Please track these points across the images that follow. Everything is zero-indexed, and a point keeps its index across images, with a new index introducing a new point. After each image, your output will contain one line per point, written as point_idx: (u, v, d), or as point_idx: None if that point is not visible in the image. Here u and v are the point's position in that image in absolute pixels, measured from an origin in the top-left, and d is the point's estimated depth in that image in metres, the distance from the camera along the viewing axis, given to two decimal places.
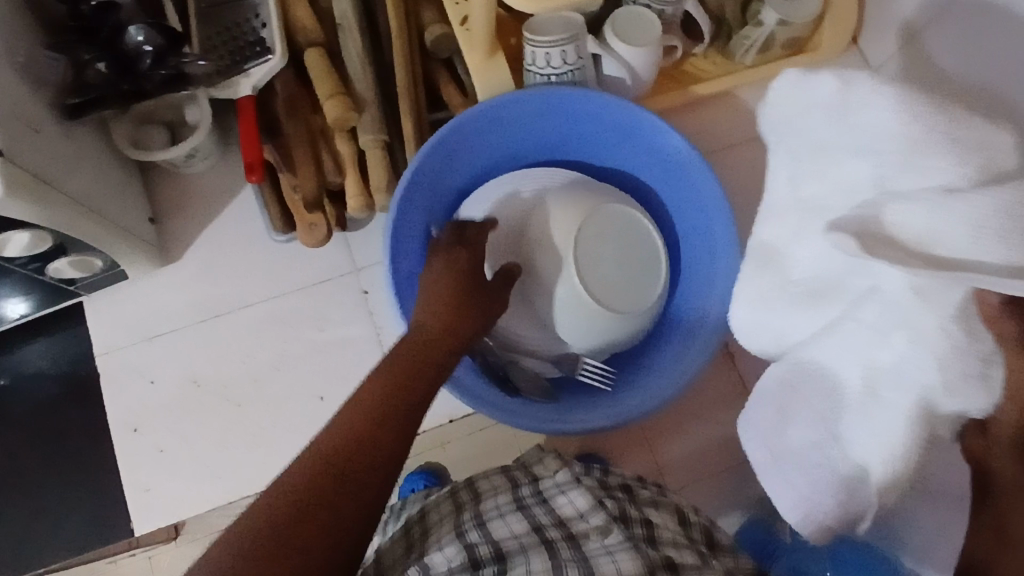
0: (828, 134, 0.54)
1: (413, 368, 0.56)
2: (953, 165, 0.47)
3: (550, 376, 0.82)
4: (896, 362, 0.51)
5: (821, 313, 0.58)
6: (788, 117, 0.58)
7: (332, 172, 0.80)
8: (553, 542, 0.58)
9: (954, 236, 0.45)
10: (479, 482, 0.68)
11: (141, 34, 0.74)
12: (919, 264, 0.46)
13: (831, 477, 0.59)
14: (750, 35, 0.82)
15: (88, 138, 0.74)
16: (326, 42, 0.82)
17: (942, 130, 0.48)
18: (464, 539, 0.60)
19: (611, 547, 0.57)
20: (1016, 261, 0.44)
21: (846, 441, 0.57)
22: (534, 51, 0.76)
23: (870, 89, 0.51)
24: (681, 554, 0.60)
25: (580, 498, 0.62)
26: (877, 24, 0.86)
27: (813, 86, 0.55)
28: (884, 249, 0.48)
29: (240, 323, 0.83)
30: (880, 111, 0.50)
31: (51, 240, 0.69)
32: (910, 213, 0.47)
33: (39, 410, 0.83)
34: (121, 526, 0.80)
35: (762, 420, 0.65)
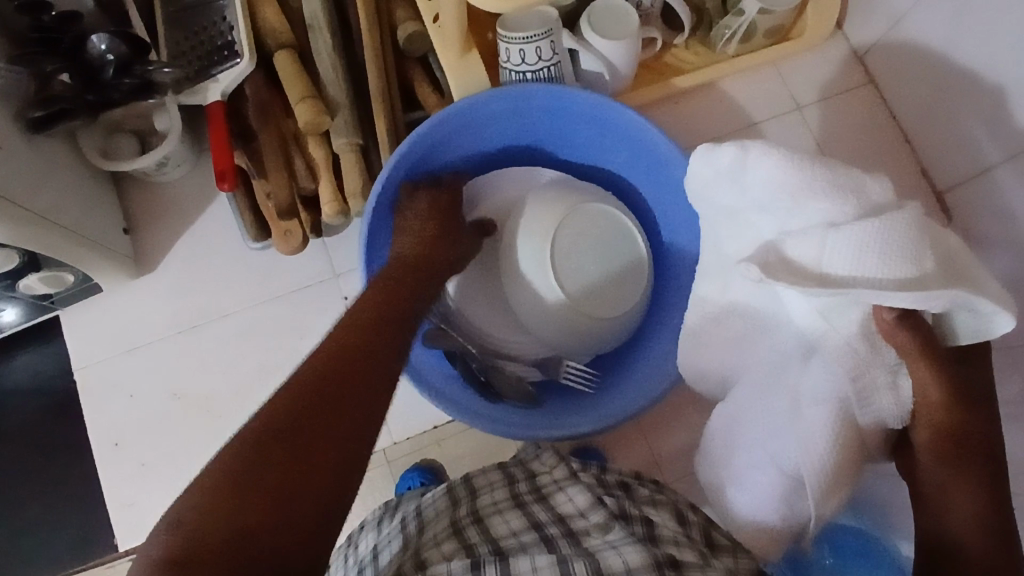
0: (726, 196, 0.63)
1: (386, 313, 0.59)
2: (831, 205, 0.56)
3: (534, 380, 0.80)
4: (812, 378, 0.59)
5: (753, 343, 0.65)
6: (697, 188, 0.66)
7: (305, 177, 0.79)
8: (553, 539, 0.56)
9: (838, 260, 0.54)
10: (476, 478, 0.66)
11: (103, 42, 0.73)
12: (811, 284, 0.55)
13: (776, 490, 0.61)
14: (731, 24, 0.79)
15: (55, 150, 0.73)
16: (297, 44, 0.80)
17: (820, 180, 0.57)
18: (463, 538, 0.57)
19: (615, 541, 0.55)
20: (895, 273, 0.52)
21: (782, 457, 0.60)
22: (508, 48, 0.74)
23: (761, 155, 0.59)
24: (682, 552, 0.56)
25: (579, 495, 0.61)
26: (862, 9, 0.83)
27: (717, 153, 0.62)
28: (784, 273, 0.56)
29: (221, 333, 0.82)
30: (774, 165, 0.59)
31: (19, 257, 0.68)
32: (802, 245, 0.56)
33: (20, 426, 0.82)
34: (106, 542, 0.79)
35: (715, 442, 0.68)
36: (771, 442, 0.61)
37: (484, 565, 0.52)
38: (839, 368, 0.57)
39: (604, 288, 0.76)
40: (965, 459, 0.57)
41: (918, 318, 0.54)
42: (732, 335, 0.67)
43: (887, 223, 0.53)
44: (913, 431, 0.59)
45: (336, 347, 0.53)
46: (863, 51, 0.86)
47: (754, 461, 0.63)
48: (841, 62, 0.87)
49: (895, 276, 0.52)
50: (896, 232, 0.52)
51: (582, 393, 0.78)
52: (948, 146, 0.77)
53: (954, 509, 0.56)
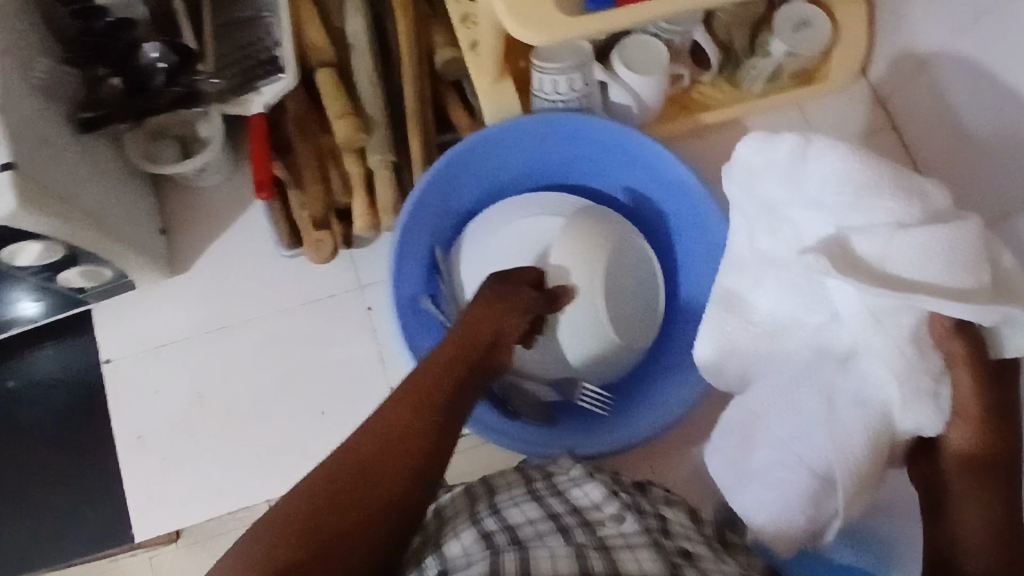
0: (772, 192, 0.62)
1: (422, 416, 0.58)
2: (894, 205, 0.55)
3: (549, 400, 0.82)
4: (855, 382, 0.58)
5: (781, 345, 0.64)
6: (744, 176, 0.64)
7: (340, 191, 0.82)
8: (568, 528, 0.61)
9: (904, 258, 0.53)
10: (494, 478, 0.70)
11: (156, 51, 0.76)
12: (878, 284, 0.53)
13: (801, 489, 0.61)
14: (758, 65, 0.83)
15: (101, 152, 0.76)
16: (338, 62, 0.83)
17: (882, 181, 0.56)
18: (480, 527, 0.61)
19: (629, 539, 0.59)
20: (954, 281, 0.52)
21: (812, 456, 0.60)
22: (541, 77, 0.77)
23: (825, 146, 0.58)
24: (694, 545, 0.62)
25: (595, 490, 0.66)
26: (888, 55, 0.85)
27: (773, 143, 0.61)
28: (847, 265, 0.54)
29: (247, 336, 0.84)
30: (833, 157, 0.58)
31: (62, 251, 0.71)
32: (870, 242, 0.55)
33: (48, 415, 0.85)
34: (124, 534, 0.81)
35: (724, 447, 0.66)
36: (802, 442, 0.61)
37: (505, 557, 0.55)
38: (885, 366, 0.56)
39: (634, 319, 0.79)
40: (996, 473, 0.53)
41: (971, 328, 0.53)
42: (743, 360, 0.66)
43: (953, 231, 0.52)
44: (948, 429, 0.54)
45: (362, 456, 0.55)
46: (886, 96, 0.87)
47: (779, 462, 0.62)
48: (863, 106, 0.88)
49: (956, 285, 0.51)
50: (960, 240, 0.52)
51: (598, 415, 0.80)
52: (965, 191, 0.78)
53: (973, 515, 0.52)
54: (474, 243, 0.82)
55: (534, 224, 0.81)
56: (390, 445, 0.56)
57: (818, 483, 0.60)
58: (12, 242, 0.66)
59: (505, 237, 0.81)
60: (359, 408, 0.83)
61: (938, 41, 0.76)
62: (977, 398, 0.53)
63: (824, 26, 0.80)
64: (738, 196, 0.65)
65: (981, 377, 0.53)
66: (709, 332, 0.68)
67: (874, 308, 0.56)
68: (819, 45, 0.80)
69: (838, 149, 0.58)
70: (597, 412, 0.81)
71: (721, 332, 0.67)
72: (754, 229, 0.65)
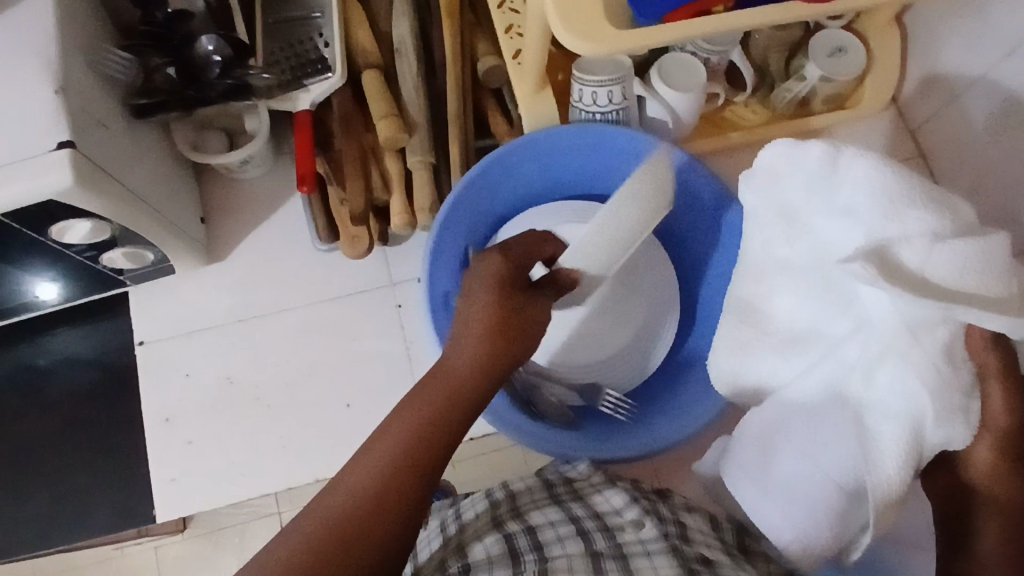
0: (798, 198, 0.64)
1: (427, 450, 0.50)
2: (925, 215, 0.57)
3: (573, 404, 0.83)
4: (882, 395, 0.58)
5: (805, 356, 0.64)
6: (772, 180, 0.66)
7: (379, 190, 0.83)
8: (589, 532, 0.63)
9: (945, 271, 0.54)
10: (514, 484, 0.71)
11: (211, 43, 0.79)
12: (917, 291, 0.53)
13: (830, 504, 0.62)
14: (792, 88, 0.85)
15: (149, 138, 0.78)
16: (383, 64, 0.86)
17: (912, 192, 0.58)
18: (504, 530, 0.64)
19: (649, 548, 0.61)
20: (990, 291, 0.53)
21: (838, 469, 0.61)
22: (582, 89, 0.78)
23: (853, 154, 0.61)
24: (713, 552, 0.64)
25: (616, 496, 0.68)
26: (920, 82, 0.86)
27: (799, 153, 0.63)
28: (893, 275, 0.54)
29: (278, 325, 0.86)
30: (867, 164, 0.60)
31: (109, 231, 0.72)
32: (910, 251, 0.55)
33: (77, 394, 0.87)
34: (144, 514, 0.82)
35: (745, 462, 0.68)
36: (829, 456, 0.61)
37: None
38: (902, 386, 0.56)
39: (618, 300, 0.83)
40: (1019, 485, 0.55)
41: (1002, 339, 0.55)
42: (761, 373, 0.68)
43: (987, 243, 0.54)
44: (975, 444, 0.56)
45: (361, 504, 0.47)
46: (915, 125, 0.89)
47: (807, 477, 0.63)
48: (890, 135, 0.90)
49: (990, 295, 0.53)
50: (986, 255, 0.54)
51: (620, 421, 0.81)
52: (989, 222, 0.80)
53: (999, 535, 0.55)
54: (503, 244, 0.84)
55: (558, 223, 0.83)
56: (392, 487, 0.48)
57: (843, 497, 0.61)
58: (63, 219, 0.67)
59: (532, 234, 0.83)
60: (385, 402, 0.84)
61: (971, 73, 0.78)
62: (1007, 417, 0.54)
63: (859, 49, 0.82)
64: (757, 205, 0.67)
65: (1011, 397, 0.55)
66: (728, 342, 0.71)
67: (912, 320, 0.55)
68: (854, 71, 0.82)
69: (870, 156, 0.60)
70: (618, 419, 0.81)
71: (737, 342, 0.70)
72: (770, 235, 0.67)
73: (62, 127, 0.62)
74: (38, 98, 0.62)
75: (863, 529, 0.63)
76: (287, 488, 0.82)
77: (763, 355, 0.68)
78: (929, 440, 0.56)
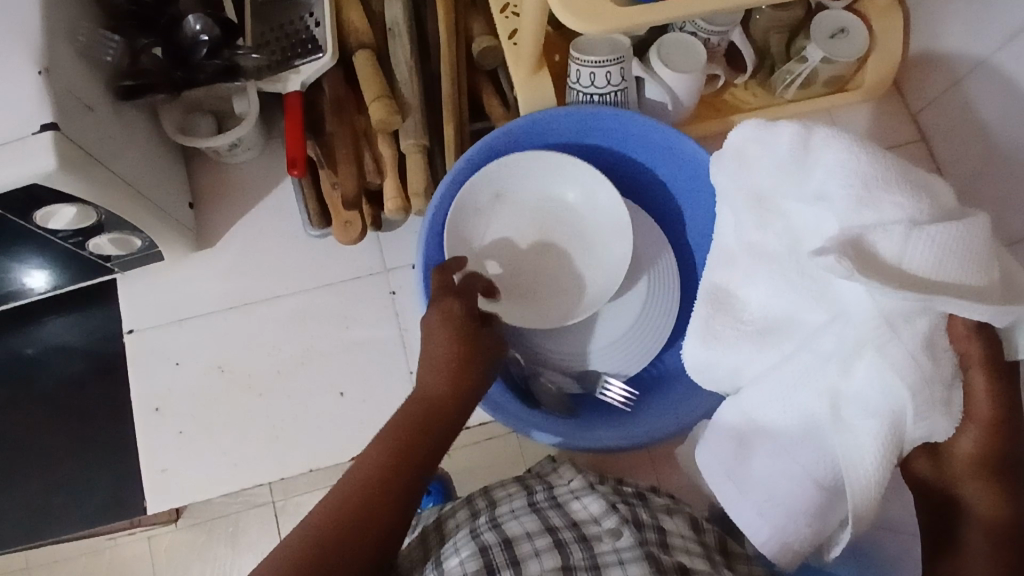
0: (773, 185, 0.62)
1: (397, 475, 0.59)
2: (904, 199, 0.55)
3: (572, 392, 0.82)
4: (861, 385, 0.55)
5: (777, 347, 0.62)
6: (745, 164, 0.64)
7: (372, 172, 0.81)
8: (566, 544, 0.62)
9: (922, 256, 0.51)
10: (494, 491, 0.71)
11: (199, 23, 0.77)
12: (896, 281, 0.50)
13: (810, 501, 0.61)
14: (793, 69, 0.83)
15: (136, 120, 0.76)
16: (376, 45, 0.84)
17: (918, 177, 0.57)
18: (479, 541, 0.62)
19: (623, 556, 0.59)
20: (973, 278, 0.51)
21: (817, 467, 0.60)
22: (579, 69, 0.76)
23: (828, 137, 0.59)
24: (693, 560, 0.62)
25: (594, 504, 0.66)
26: (922, 66, 0.85)
27: (774, 134, 0.61)
28: (872, 270, 0.51)
29: (269, 313, 0.85)
30: (842, 148, 0.57)
31: (94, 217, 0.70)
32: (885, 240, 0.52)
33: (65, 383, 0.85)
34: (134, 506, 0.80)
35: (717, 453, 0.67)
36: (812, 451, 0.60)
37: None
38: (880, 384, 0.54)
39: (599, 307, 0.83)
40: (1006, 482, 0.54)
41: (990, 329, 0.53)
42: (741, 366, 0.65)
43: (966, 227, 0.52)
44: (959, 433, 0.54)
45: (338, 520, 0.55)
46: (916, 109, 0.88)
47: (779, 476, 0.62)
48: (892, 118, 0.89)
49: (968, 283, 0.51)
50: (975, 236, 0.51)
51: (620, 412, 0.80)
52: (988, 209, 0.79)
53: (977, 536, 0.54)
54: (500, 210, 0.82)
55: (542, 207, 0.83)
56: (368, 508, 0.56)
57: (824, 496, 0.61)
58: (48, 204, 0.65)
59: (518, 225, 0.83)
60: (379, 390, 0.83)
61: (976, 56, 0.76)
62: (991, 407, 0.53)
63: (861, 30, 0.81)
64: (726, 187, 0.67)
65: (995, 384, 0.53)
66: (702, 330, 0.68)
67: (892, 313, 0.53)
68: (856, 53, 0.81)
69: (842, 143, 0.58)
70: (616, 408, 0.80)
71: (713, 331, 0.67)
72: (743, 225, 0.65)
73: (46, 110, 0.60)
74: (22, 78, 0.59)
75: (843, 524, 0.63)
76: (279, 479, 0.81)
77: (738, 347, 0.65)
78: (911, 436, 0.54)
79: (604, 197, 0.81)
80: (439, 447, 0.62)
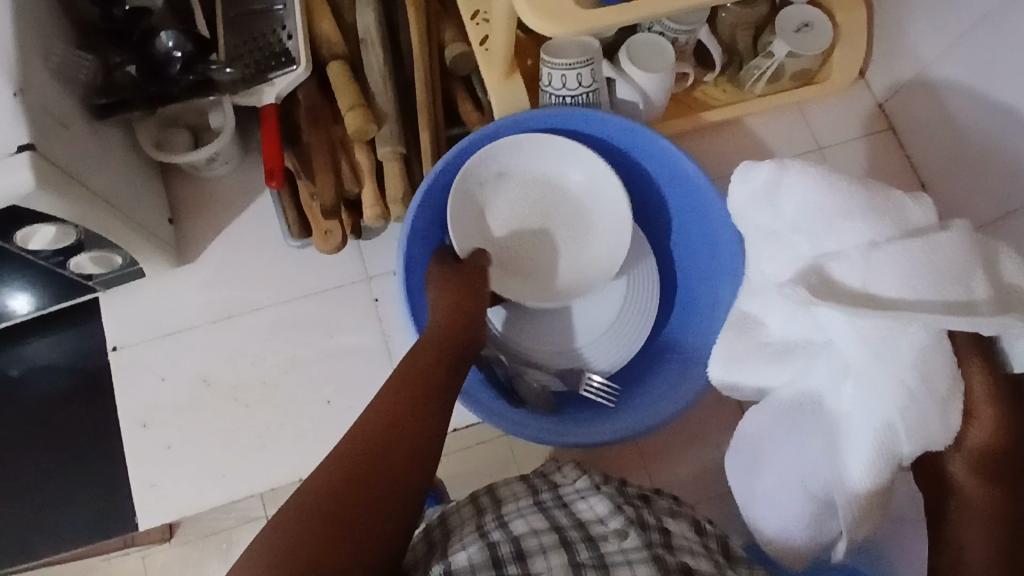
0: (777, 215, 0.63)
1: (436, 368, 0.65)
2: (868, 224, 0.56)
3: (555, 390, 0.83)
4: (856, 405, 0.58)
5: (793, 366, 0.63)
6: (743, 208, 0.66)
7: (350, 181, 0.83)
8: (572, 543, 0.62)
9: (888, 282, 0.53)
10: (500, 488, 0.71)
11: (171, 39, 0.78)
12: (860, 305, 0.54)
13: (808, 513, 0.66)
14: (760, 65, 0.85)
15: (112, 137, 0.76)
16: (349, 55, 0.85)
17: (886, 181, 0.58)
18: (486, 536, 0.63)
19: (632, 557, 0.60)
20: (944, 296, 0.51)
21: (813, 481, 0.65)
22: (551, 73, 0.77)
23: (798, 173, 0.60)
24: (697, 561, 0.63)
25: (600, 504, 0.68)
26: (888, 56, 0.86)
27: (757, 170, 0.63)
28: (833, 296, 0.55)
29: (254, 325, 0.85)
30: (809, 177, 0.59)
31: (75, 235, 0.71)
32: (847, 268, 0.55)
33: (51, 403, 0.85)
34: (126, 522, 0.81)
35: (739, 467, 0.73)
36: (823, 445, 0.62)
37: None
38: (877, 392, 0.56)
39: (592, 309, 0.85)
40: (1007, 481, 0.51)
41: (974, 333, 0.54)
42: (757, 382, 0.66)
43: (933, 241, 0.53)
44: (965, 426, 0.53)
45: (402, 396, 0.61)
46: (884, 98, 0.90)
47: (790, 488, 0.67)
48: (861, 108, 0.91)
49: (946, 299, 0.51)
50: (940, 251, 0.52)
51: (603, 407, 0.81)
52: (961, 193, 0.80)
53: (976, 533, 0.51)
54: (496, 199, 0.83)
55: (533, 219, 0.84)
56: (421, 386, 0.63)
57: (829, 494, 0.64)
58: (27, 225, 0.66)
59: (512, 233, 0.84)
60: (367, 397, 0.83)
61: (939, 44, 0.78)
62: (990, 406, 0.53)
63: (826, 24, 0.82)
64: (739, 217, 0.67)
65: (995, 388, 0.53)
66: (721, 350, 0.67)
67: (873, 340, 0.55)
68: (822, 46, 0.82)
69: (811, 173, 0.60)
70: (600, 404, 0.81)
71: (733, 350, 0.66)
72: (760, 256, 0.66)
73: (21, 130, 0.60)
74: None
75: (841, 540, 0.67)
76: (269, 490, 0.81)
77: (755, 368, 0.65)
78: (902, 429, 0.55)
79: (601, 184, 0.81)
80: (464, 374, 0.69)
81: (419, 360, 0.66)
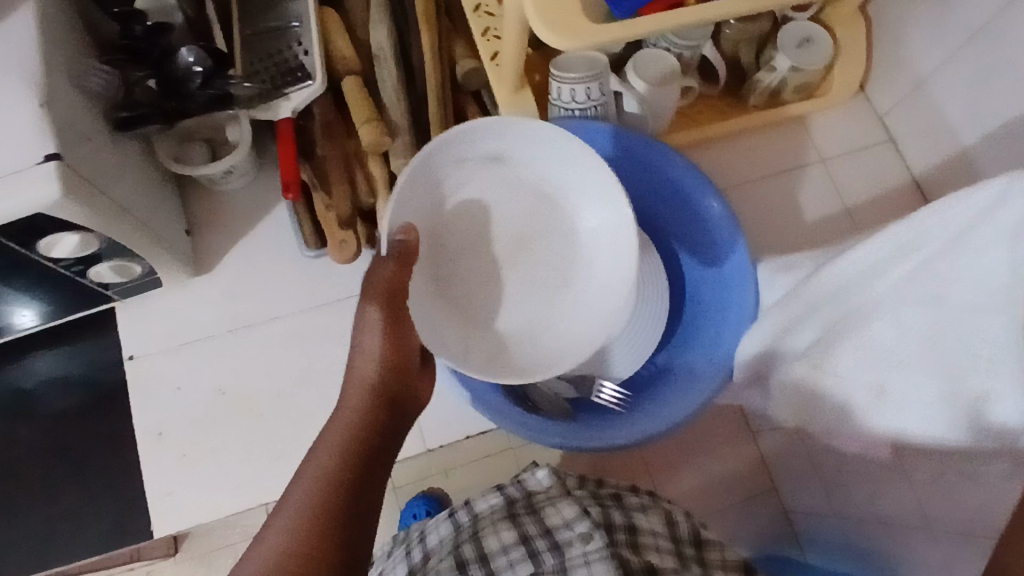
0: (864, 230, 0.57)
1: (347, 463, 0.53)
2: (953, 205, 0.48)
3: (568, 397, 0.85)
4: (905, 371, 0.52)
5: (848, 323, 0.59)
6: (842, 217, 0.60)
7: (364, 193, 0.85)
8: (539, 554, 0.66)
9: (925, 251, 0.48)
10: (477, 503, 0.72)
11: (191, 55, 0.80)
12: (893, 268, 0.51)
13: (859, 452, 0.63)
14: (764, 79, 0.87)
15: (132, 150, 0.78)
16: (364, 72, 0.87)
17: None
18: (458, 555, 0.67)
19: (590, 557, 0.62)
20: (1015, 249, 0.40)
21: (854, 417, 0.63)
22: (560, 87, 0.78)
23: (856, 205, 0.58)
24: (662, 558, 0.65)
25: (568, 508, 0.67)
26: (886, 70, 0.89)
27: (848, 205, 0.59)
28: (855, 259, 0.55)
29: (269, 334, 0.86)
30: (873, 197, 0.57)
31: (96, 244, 0.72)
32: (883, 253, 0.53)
33: (67, 413, 0.86)
34: (143, 529, 0.81)
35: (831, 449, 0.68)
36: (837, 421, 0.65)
37: None
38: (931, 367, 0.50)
39: None
40: None
41: None
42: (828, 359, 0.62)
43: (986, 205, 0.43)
44: None
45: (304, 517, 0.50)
46: (884, 112, 0.92)
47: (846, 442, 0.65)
48: (863, 121, 0.93)
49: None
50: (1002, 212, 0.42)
51: (616, 412, 0.83)
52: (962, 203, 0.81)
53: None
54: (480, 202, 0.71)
55: (530, 206, 0.72)
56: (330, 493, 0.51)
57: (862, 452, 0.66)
58: (51, 233, 0.67)
59: (508, 221, 0.72)
60: None
61: (938, 56, 0.80)
62: None
63: (826, 38, 0.84)
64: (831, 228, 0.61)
65: None
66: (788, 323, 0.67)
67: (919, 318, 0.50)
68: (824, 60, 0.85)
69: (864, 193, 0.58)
70: (612, 409, 0.83)
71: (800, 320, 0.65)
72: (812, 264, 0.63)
73: (48, 140, 0.61)
74: (23, 110, 0.61)
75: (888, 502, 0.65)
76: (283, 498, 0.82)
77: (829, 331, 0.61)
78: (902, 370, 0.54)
79: (611, 232, 0.69)
80: (390, 450, 0.56)
81: (334, 443, 0.54)
